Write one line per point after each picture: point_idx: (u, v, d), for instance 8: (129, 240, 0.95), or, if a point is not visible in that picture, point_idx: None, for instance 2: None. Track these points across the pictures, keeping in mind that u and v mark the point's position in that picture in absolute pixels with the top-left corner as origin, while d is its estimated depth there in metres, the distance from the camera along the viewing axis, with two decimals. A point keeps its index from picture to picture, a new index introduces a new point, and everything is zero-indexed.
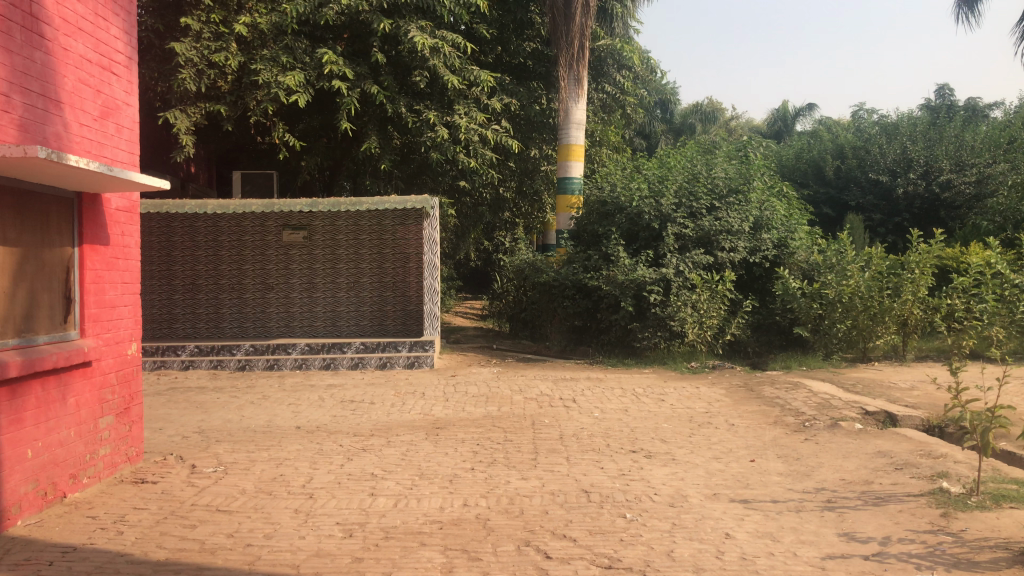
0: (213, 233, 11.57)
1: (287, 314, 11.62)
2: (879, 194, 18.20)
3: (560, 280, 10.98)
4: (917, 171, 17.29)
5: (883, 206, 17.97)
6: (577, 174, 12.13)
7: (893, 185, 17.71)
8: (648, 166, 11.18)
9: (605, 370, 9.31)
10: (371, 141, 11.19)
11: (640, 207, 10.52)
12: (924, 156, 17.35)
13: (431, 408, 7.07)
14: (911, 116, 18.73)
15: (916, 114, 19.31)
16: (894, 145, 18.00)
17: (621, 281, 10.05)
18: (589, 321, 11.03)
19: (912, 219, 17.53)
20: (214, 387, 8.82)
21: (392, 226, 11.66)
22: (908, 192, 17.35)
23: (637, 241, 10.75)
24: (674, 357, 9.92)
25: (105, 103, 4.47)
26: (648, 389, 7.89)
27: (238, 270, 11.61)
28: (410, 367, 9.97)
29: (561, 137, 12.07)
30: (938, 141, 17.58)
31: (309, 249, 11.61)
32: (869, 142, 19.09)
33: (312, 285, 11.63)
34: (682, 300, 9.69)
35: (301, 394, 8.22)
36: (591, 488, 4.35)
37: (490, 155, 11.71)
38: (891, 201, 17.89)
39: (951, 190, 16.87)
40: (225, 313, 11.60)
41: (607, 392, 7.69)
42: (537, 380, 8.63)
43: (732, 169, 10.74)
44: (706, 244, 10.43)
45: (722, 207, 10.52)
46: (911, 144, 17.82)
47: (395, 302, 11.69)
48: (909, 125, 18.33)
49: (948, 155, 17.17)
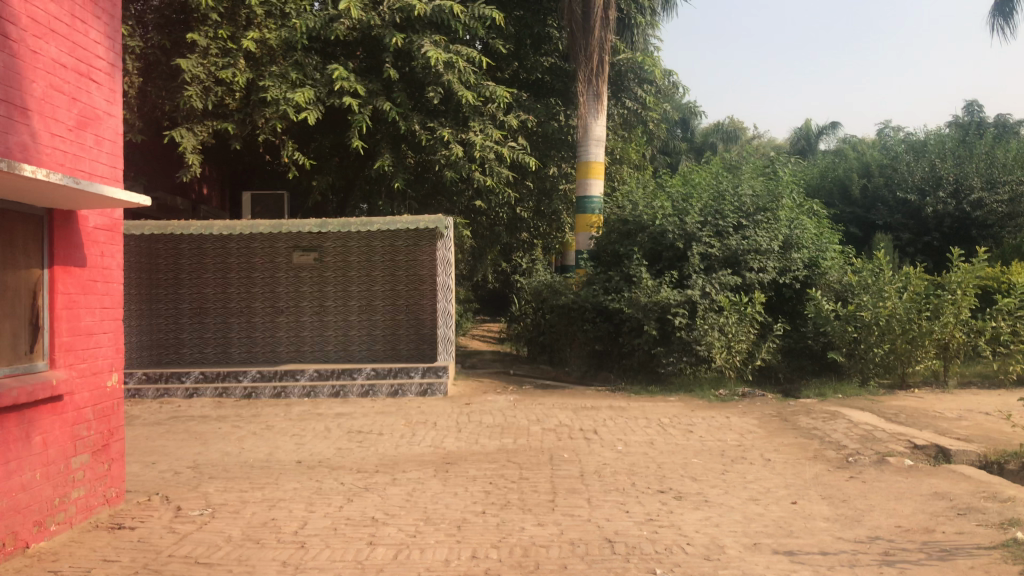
0: (222, 256, 11.23)
1: (298, 339, 11.25)
2: (907, 212, 17.64)
3: (579, 303, 10.53)
4: (947, 189, 16.69)
5: (912, 225, 17.40)
6: (597, 193, 11.75)
7: (922, 204, 17.11)
8: (673, 183, 10.77)
9: (628, 398, 8.83)
10: (383, 160, 10.87)
11: (664, 225, 10.11)
12: (954, 173, 16.74)
13: (442, 441, 6.63)
14: (940, 134, 18.15)
15: (946, 131, 18.73)
16: (922, 163, 17.43)
17: (644, 303, 9.61)
18: (611, 346, 10.57)
19: (942, 238, 16.90)
20: (217, 417, 8.43)
21: (406, 247, 11.28)
22: (938, 211, 16.73)
23: (661, 261, 10.32)
24: (701, 384, 9.42)
25: (83, 112, 4.12)
26: (674, 419, 7.40)
27: (248, 293, 11.26)
28: (423, 394, 9.53)
29: (580, 155, 11.73)
30: (969, 159, 16.93)
31: (320, 271, 11.26)
32: (896, 160, 18.54)
33: (324, 309, 11.26)
34: (708, 323, 9.22)
35: (308, 424, 7.81)
36: (615, 537, 3.89)
37: (507, 174, 11.34)
38: (920, 220, 17.30)
39: (983, 209, 16.13)
40: (234, 339, 11.24)
41: (631, 423, 7.22)
42: (556, 409, 8.16)
43: (760, 186, 10.29)
44: (734, 264, 9.98)
45: (750, 226, 10.08)
46: (941, 162, 17.23)
47: (408, 325, 11.29)
48: (938, 142, 17.72)
49: (980, 172, 16.49)
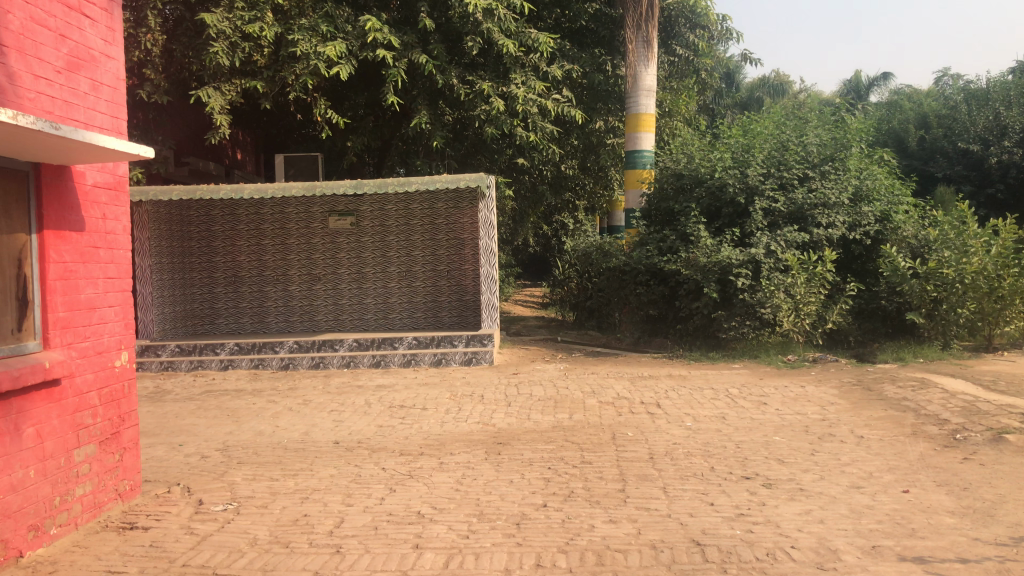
0: (255, 222, 10.76)
1: (336, 307, 10.79)
2: (969, 163, 16.61)
3: (632, 265, 9.88)
4: (1012, 138, 15.53)
5: (974, 177, 16.39)
6: (648, 147, 11.03)
7: (987, 154, 15.93)
8: (731, 134, 10.06)
9: (687, 366, 8.19)
10: (420, 116, 10.25)
11: (723, 179, 9.43)
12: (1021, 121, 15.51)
13: (490, 417, 6.07)
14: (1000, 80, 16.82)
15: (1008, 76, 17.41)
16: (984, 111, 16.21)
17: (703, 264, 8.96)
18: (666, 309, 9.92)
19: (1007, 191, 15.79)
20: (252, 391, 8.01)
21: (446, 209, 10.70)
22: (1002, 161, 15.61)
23: (721, 219, 9.64)
24: (765, 350, 8.75)
25: (75, 52, 3.56)
26: (742, 389, 6.77)
27: (283, 261, 10.80)
28: (467, 364, 9.01)
29: (628, 106, 11.01)
30: None
31: (357, 236, 10.74)
32: (958, 108, 17.35)
33: (362, 275, 10.76)
34: (775, 283, 8.53)
35: (346, 398, 7.33)
36: (704, 539, 3.29)
37: (552, 129, 10.68)
38: (983, 170, 16.27)
39: None
40: (270, 307, 10.83)
41: (696, 395, 6.61)
42: (611, 379, 7.59)
43: (827, 134, 9.53)
44: (800, 220, 9.28)
45: (818, 177, 9.35)
46: (1006, 109, 15.92)
47: (450, 292, 10.75)
48: (1001, 88, 16.31)
49: None
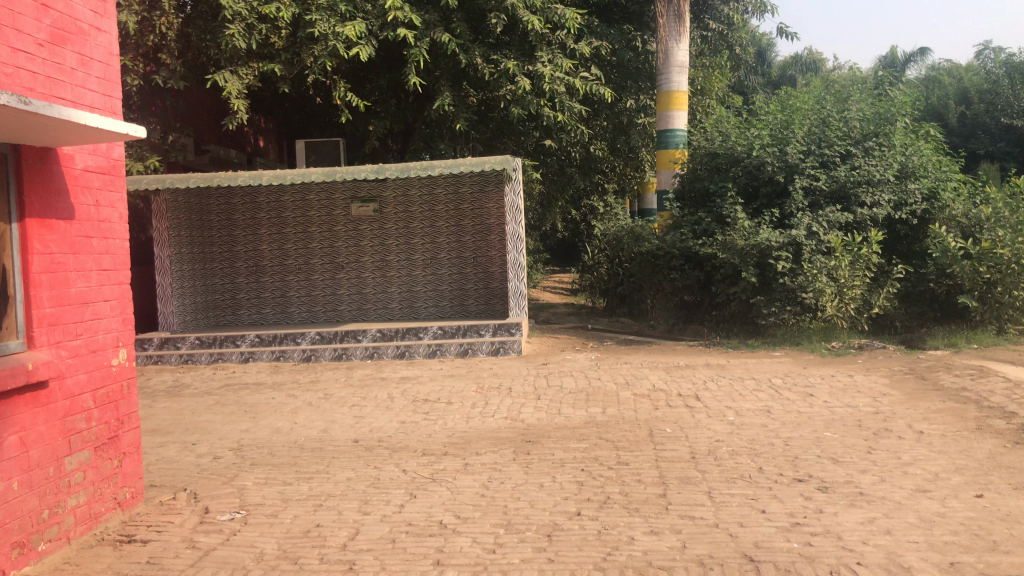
0: (276, 210, 10.52)
1: (360, 296, 10.52)
2: (1012, 140, 16.16)
3: (665, 250, 9.48)
4: None
5: (1019, 154, 15.99)
6: (681, 126, 10.61)
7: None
8: (768, 110, 9.61)
9: (726, 355, 7.80)
10: (443, 97, 9.92)
11: (761, 157, 9.00)
12: None
13: (518, 412, 5.75)
14: None
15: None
16: None
17: (741, 247, 8.56)
18: (702, 295, 9.52)
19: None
20: (273, 385, 7.77)
21: (471, 194, 10.36)
22: None
23: (758, 199, 9.21)
24: (807, 337, 8.34)
25: (60, 24, 3.26)
26: (786, 379, 6.38)
27: (305, 249, 10.56)
28: (494, 354, 8.69)
29: (660, 84, 10.59)
30: None
31: (380, 223, 10.45)
32: (998, 82, 16.68)
33: (385, 263, 10.47)
34: (817, 266, 8.10)
35: (368, 392, 7.04)
36: (758, 554, 2.94)
37: (579, 108, 10.23)
38: None
39: None
40: (292, 298, 10.61)
41: (736, 386, 6.23)
42: (645, 369, 7.24)
43: (871, 108, 9.05)
44: (843, 199, 8.83)
45: (861, 154, 8.89)
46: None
47: (476, 279, 10.43)
48: None
49: None
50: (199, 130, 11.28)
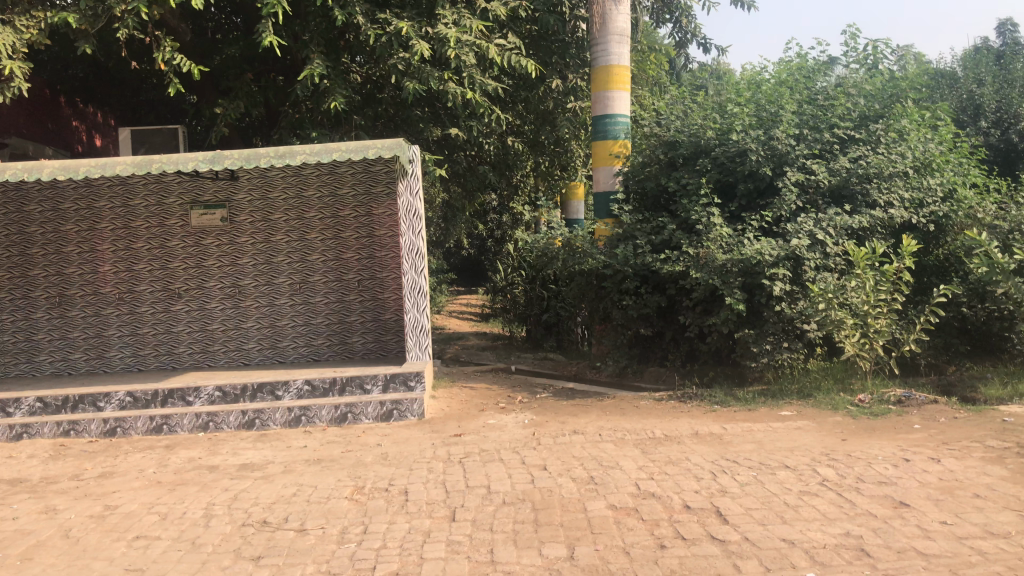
0: (88, 220, 7.65)
1: (205, 335, 7.79)
2: None
3: (615, 267, 7.10)
4: (988, 119, 11.97)
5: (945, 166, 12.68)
6: (622, 110, 8.32)
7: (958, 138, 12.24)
8: (740, 83, 7.47)
9: (716, 418, 5.49)
10: (314, 65, 7.38)
11: (741, 143, 6.82)
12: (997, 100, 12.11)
13: (417, 561, 3.26)
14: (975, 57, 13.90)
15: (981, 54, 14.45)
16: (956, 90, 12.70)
17: (720, 261, 6.30)
18: (662, 327, 7.25)
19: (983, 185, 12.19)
20: (37, 484, 4.96)
21: (353, 198, 7.74)
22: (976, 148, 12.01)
23: (736, 199, 7.04)
24: (815, 384, 6.14)
25: None
26: (837, 467, 4.10)
27: (130, 272, 7.74)
28: (385, 419, 6.14)
29: (594, 57, 8.33)
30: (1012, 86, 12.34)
31: (231, 236, 7.73)
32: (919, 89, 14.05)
33: (240, 290, 7.78)
34: (829, 287, 5.93)
35: (177, 502, 4.38)
36: None
37: (494, 86, 8.09)
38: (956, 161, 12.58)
39: None
40: (111, 338, 7.76)
41: (769, 486, 3.90)
42: (608, 449, 4.85)
43: (874, 81, 7.05)
44: (845, 198, 6.78)
45: (867, 141, 6.89)
46: (981, 89, 12.44)
47: (363, 310, 7.84)
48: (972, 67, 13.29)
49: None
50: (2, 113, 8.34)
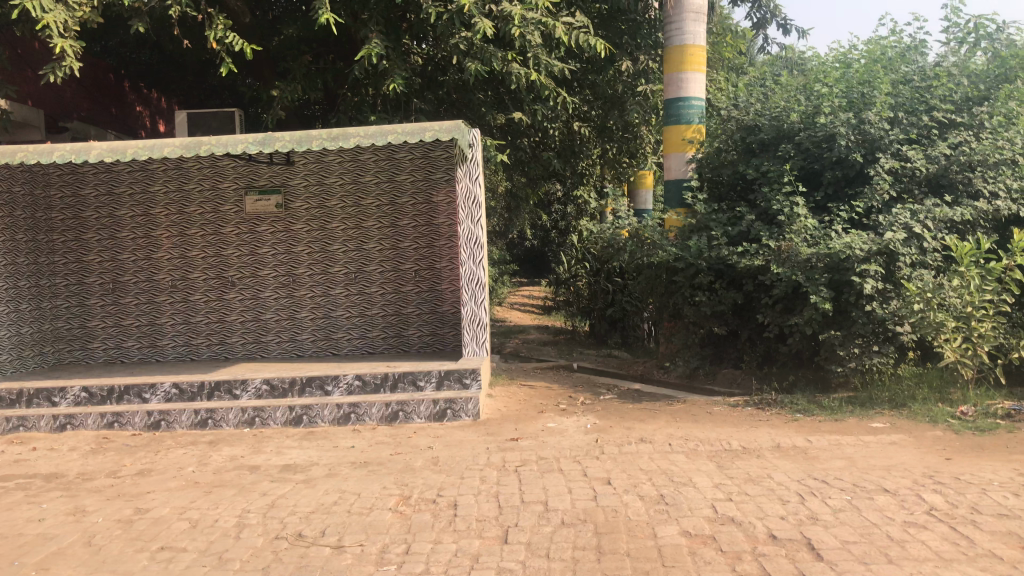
0: (143, 205, 7.46)
1: (258, 325, 7.54)
2: None
3: (687, 261, 6.59)
4: None
5: None
6: (697, 93, 7.78)
7: None
8: (827, 62, 6.88)
9: (799, 429, 4.97)
10: (371, 45, 7.04)
11: (830, 127, 6.25)
12: None
13: None
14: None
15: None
16: None
17: (805, 255, 5.75)
18: (738, 327, 6.73)
19: None
20: (73, 480, 4.74)
21: (411, 184, 7.39)
22: None
23: (822, 188, 6.47)
24: (910, 393, 5.56)
25: None
26: (946, 494, 3.56)
27: (184, 259, 7.52)
28: (438, 419, 5.78)
29: (668, 36, 7.81)
30: None
31: (285, 223, 7.45)
32: None
33: (293, 279, 7.50)
34: (928, 286, 5.35)
35: (211, 508, 4.08)
36: None
37: (560, 68, 7.64)
38: None
39: None
40: (165, 326, 7.57)
41: (867, 514, 3.39)
42: (678, 462, 4.39)
43: (981, 60, 6.38)
44: (944, 188, 6.15)
45: (970, 125, 6.25)
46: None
47: (419, 302, 7.50)
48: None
49: None
50: (61, 96, 8.23)
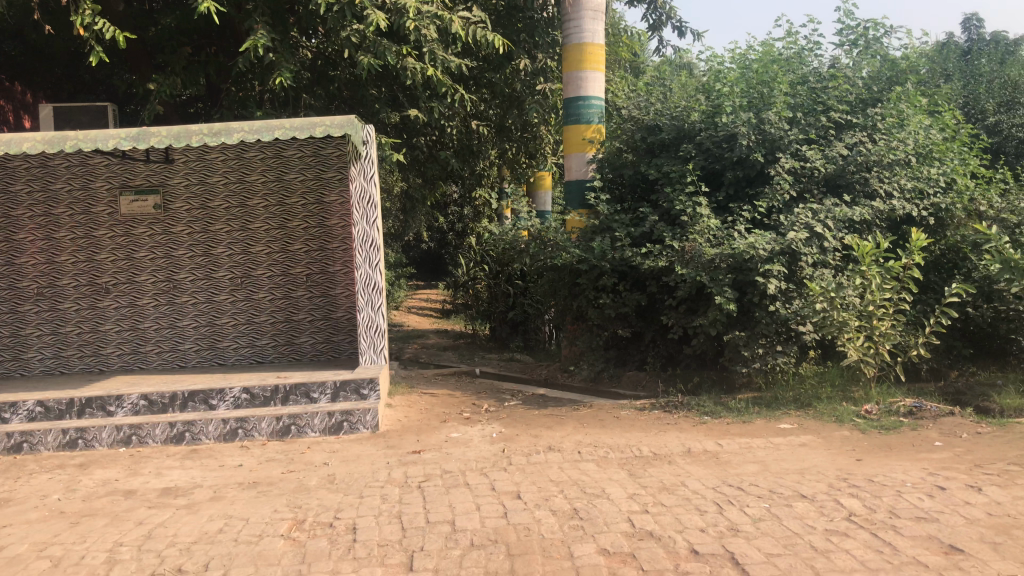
0: (2, 206, 6.73)
1: (136, 335, 6.97)
2: None
3: (591, 262, 6.45)
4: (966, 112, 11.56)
5: None
6: (596, 92, 7.67)
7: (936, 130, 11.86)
8: (726, 62, 6.87)
9: (708, 433, 4.88)
10: (258, 35, 6.61)
11: (731, 127, 6.22)
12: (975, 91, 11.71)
13: None
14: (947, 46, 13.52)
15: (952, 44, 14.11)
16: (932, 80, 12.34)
17: (710, 256, 5.68)
18: (642, 328, 6.65)
19: None
20: None
21: (303, 183, 6.98)
22: None
23: (723, 188, 6.45)
24: (813, 392, 5.57)
25: None
26: (863, 498, 3.50)
27: (51, 264, 6.85)
28: (334, 432, 5.44)
29: (567, 34, 7.67)
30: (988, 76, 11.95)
31: (165, 224, 6.91)
32: None
33: (175, 285, 6.98)
34: (830, 285, 5.36)
35: (77, 542, 3.63)
36: None
37: (458, 64, 7.39)
38: None
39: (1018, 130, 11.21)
40: (30, 338, 6.89)
41: (787, 522, 3.29)
42: (590, 472, 4.20)
43: (873, 63, 6.49)
44: (840, 188, 6.23)
45: (864, 126, 6.34)
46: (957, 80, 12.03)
47: (313, 307, 7.10)
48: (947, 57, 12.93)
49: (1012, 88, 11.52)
50: None
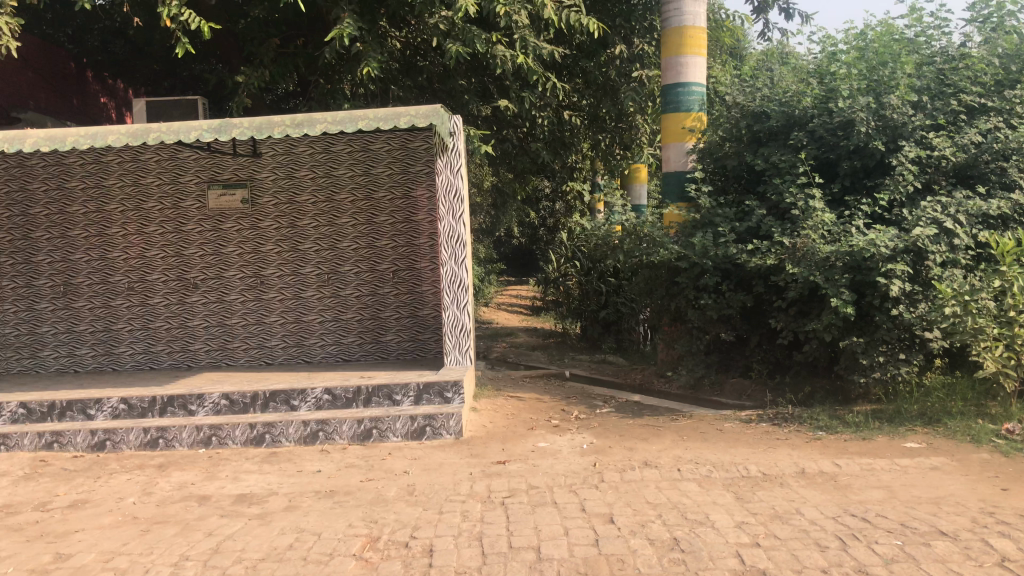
0: (96, 201, 6.74)
1: (223, 331, 6.89)
2: None
3: (691, 260, 6.00)
4: None
5: None
6: (697, 78, 7.18)
7: None
8: (841, 43, 6.29)
9: (824, 451, 4.39)
10: (344, 24, 6.40)
11: (848, 112, 5.66)
12: None
13: None
14: None
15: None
16: None
17: (825, 254, 5.16)
18: (747, 332, 6.16)
19: None
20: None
21: (389, 177, 6.76)
22: None
23: (839, 179, 5.89)
24: (942, 406, 4.99)
25: None
26: (1017, 539, 3.00)
27: (141, 259, 6.84)
28: (417, 437, 5.17)
29: (666, 17, 7.21)
30: None
31: (252, 219, 6.80)
32: None
33: (261, 280, 6.86)
34: (964, 288, 4.78)
35: (145, 551, 3.46)
36: None
37: (550, 50, 7.03)
38: None
39: None
40: (122, 333, 6.89)
41: (928, 566, 2.82)
42: (691, 493, 3.79)
43: (1011, 40, 5.80)
44: (972, 179, 5.60)
45: (1001, 111, 5.67)
46: None
47: (399, 305, 6.88)
48: None
49: None
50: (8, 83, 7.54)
